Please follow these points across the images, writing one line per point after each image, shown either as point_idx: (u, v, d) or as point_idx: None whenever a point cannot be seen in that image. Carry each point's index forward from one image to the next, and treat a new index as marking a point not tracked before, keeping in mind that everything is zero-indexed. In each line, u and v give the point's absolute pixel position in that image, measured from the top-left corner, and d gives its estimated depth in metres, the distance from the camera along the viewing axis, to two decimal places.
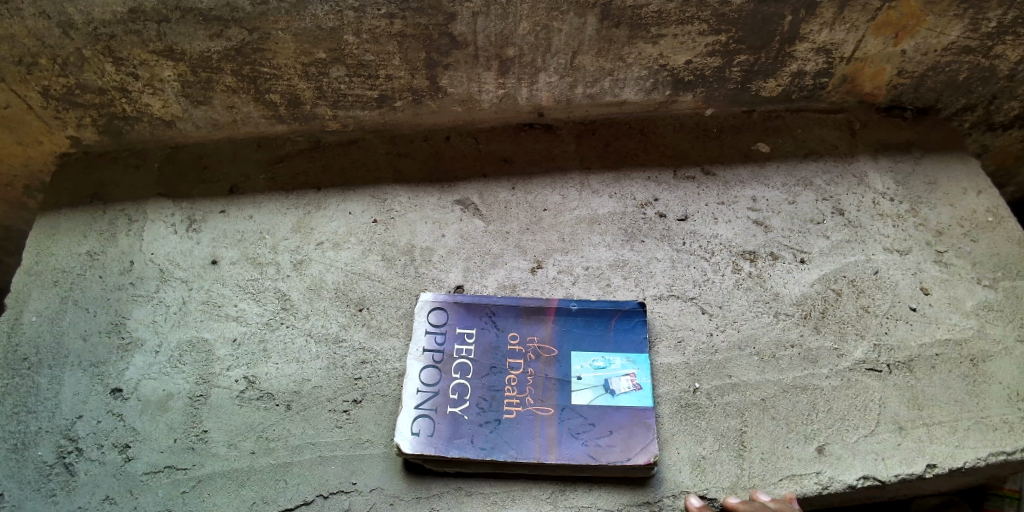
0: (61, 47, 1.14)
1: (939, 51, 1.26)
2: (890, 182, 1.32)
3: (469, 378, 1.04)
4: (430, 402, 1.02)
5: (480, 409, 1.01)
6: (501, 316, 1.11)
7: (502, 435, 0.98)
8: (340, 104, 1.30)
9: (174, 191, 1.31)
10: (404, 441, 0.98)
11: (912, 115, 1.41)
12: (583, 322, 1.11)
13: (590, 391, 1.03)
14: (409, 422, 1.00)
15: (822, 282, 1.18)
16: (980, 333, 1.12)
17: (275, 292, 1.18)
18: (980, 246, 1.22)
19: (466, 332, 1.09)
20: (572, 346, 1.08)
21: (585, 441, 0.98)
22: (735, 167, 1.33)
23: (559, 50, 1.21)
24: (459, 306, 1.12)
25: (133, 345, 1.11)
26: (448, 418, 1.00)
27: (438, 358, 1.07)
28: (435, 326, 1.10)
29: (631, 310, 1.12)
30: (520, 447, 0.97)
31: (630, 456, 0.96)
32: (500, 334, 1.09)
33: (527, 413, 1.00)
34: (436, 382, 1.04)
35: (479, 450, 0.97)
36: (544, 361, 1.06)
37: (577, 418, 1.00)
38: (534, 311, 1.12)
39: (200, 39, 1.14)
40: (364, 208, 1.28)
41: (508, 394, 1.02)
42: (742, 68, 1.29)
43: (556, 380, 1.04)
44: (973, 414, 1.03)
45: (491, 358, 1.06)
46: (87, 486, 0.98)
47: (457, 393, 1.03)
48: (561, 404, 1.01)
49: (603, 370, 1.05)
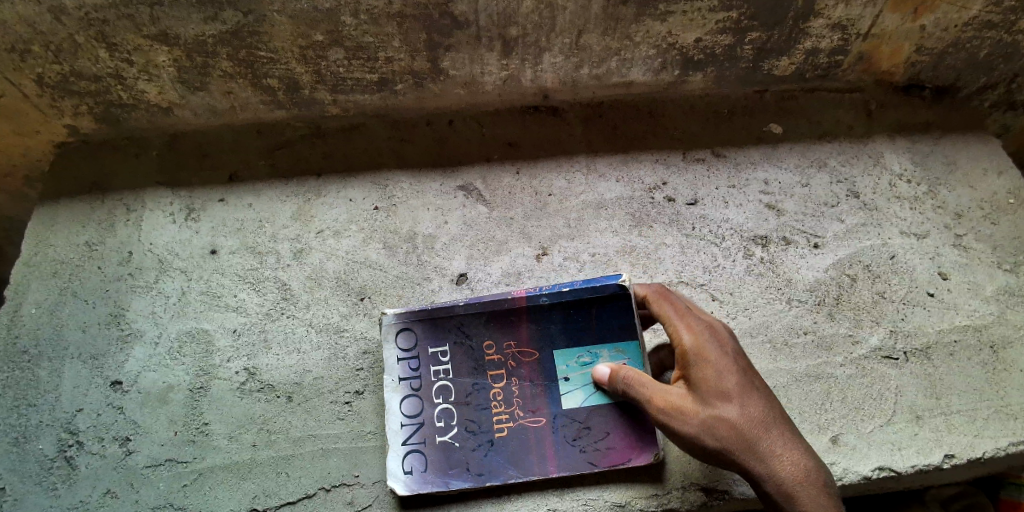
0: (53, 34, 1.11)
1: (959, 26, 1.21)
2: (907, 162, 1.28)
3: (453, 399, 1.00)
4: (417, 435, 0.98)
5: (470, 433, 0.98)
6: (471, 326, 1.03)
7: (496, 455, 0.97)
8: (339, 88, 1.27)
9: (174, 180, 1.28)
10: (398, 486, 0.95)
11: (931, 95, 1.36)
12: (560, 317, 1.02)
13: (580, 392, 1.00)
14: (399, 460, 0.96)
15: (836, 268, 1.15)
16: (1000, 319, 1.08)
17: (275, 281, 1.15)
18: (1000, 229, 1.19)
19: (439, 352, 1.02)
20: (555, 347, 1.01)
21: (582, 448, 0.97)
22: (746, 149, 1.29)
23: (563, 29, 1.17)
24: (425, 323, 1.03)
25: (133, 337, 1.10)
26: (439, 449, 0.97)
27: (415, 386, 1.01)
28: (405, 352, 1.02)
29: (612, 293, 1.02)
30: (519, 465, 0.96)
31: (628, 457, 0.97)
32: (476, 347, 1.02)
33: (519, 428, 0.98)
34: (418, 413, 0.99)
35: (478, 478, 0.95)
36: (529, 369, 1.01)
37: (570, 424, 0.98)
38: (507, 315, 1.03)
39: (195, 23, 1.11)
40: (364, 195, 1.25)
41: (497, 411, 0.99)
42: (754, 47, 1.24)
43: (543, 387, 1.00)
44: (993, 403, 1.01)
45: (472, 374, 1.01)
46: (88, 480, 0.97)
47: (443, 421, 0.99)
48: (552, 411, 0.99)
49: (591, 367, 1.01)
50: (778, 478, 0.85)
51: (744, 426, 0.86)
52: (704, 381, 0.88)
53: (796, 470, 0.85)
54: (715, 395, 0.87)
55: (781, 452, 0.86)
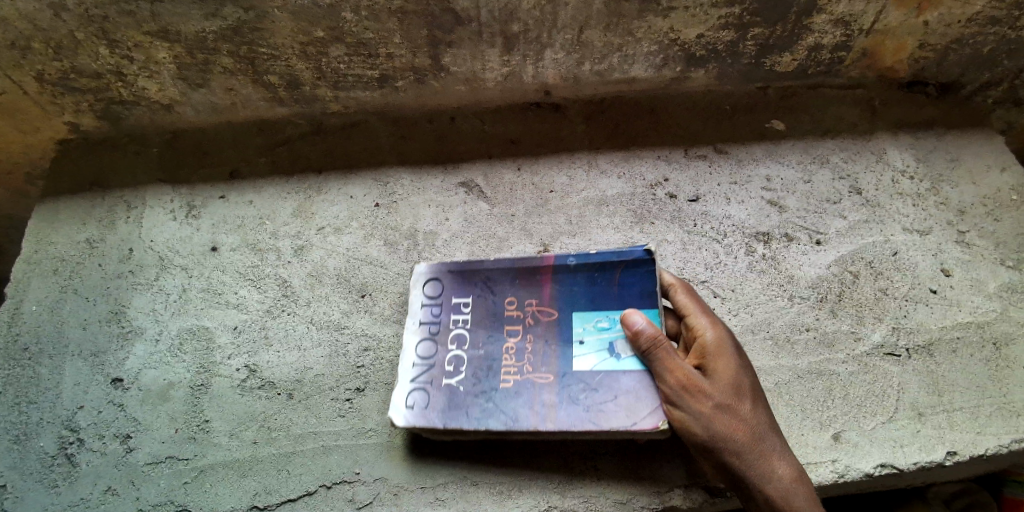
0: (53, 30, 1.11)
1: (964, 22, 1.21)
2: (910, 159, 1.27)
3: (466, 349, 1.01)
4: (425, 375, 0.99)
5: (476, 379, 0.98)
6: (497, 281, 1.06)
7: (497, 401, 0.95)
8: (340, 85, 1.26)
9: (174, 177, 1.28)
10: (394, 415, 0.96)
11: (934, 91, 1.35)
12: (583, 279, 1.03)
13: (593, 355, 0.96)
14: (403, 395, 0.98)
15: (838, 264, 1.14)
16: (1003, 316, 1.08)
17: (276, 279, 1.15)
18: (1004, 225, 1.18)
19: (462, 302, 1.05)
20: (574, 308, 1.01)
21: (586, 407, 0.92)
22: (749, 146, 1.29)
23: (565, 25, 1.17)
24: (454, 275, 1.08)
25: (133, 334, 1.09)
26: (443, 391, 0.97)
27: (433, 330, 1.03)
28: (430, 298, 1.07)
29: (636, 260, 1.01)
30: (518, 413, 0.93)
31: (634, 421, 0.89)
32: (497, 300, 1.05)
33: (526, 381, 0.96)
34: (431, 355, 1.01)
35: (473, 421, 0.93)
36: (545, 327, 1.01)
37: (578, 384, 0.94)
38: (532, 273, 1.06)
39: (195, 19, 1.11)
40: (365, 192, 1.25)
41: (506, 363, 0.99)
42: (756, 43, 1.23)
43: (556, 345, 0.99)
44: (996, 400, 1.00)
45: (489, 325, 1.03)
46: (89, 477, 0.97)
47: (452, 365, 1.00)
48: (562, 369, 0.96)
49: (608, 332, 0.98)
50: (781, 479, 0.83)
51: (754, 424, 0.85)
52: (720, 372, 0.88)
53: (795, 473, 0.84)
54: (730, 386, 0.87)
55: (783, 454, 0.85)
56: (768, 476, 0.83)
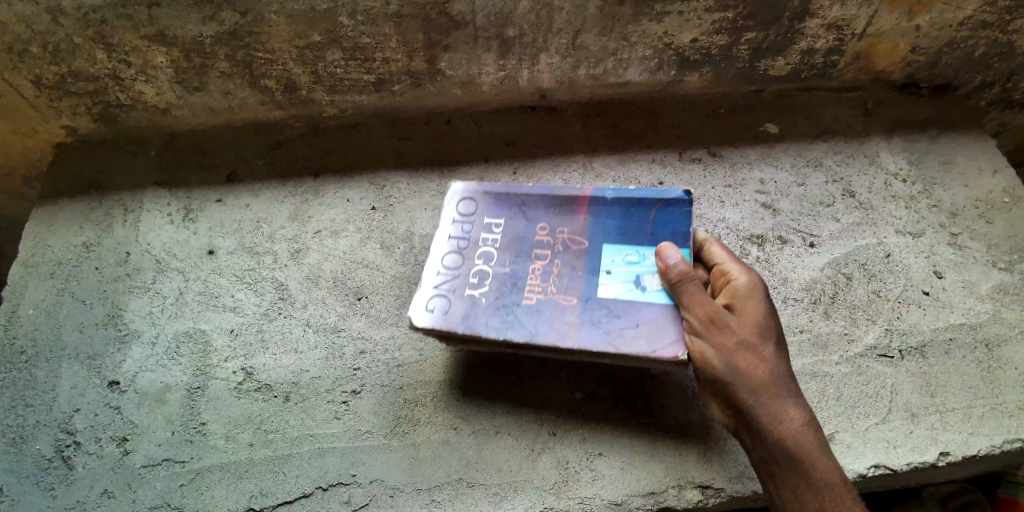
0: (51, 34, 1.12)
1: (955, 26, 1.22)
2: (903, 161, 1.28)
3: (493, 266, 1.00)
4: (450, 283, 0.99)
5: (499, 294, 0.97)
6: (532, 208, 1.06)
7: (519, 314, 0.94)
8: (337, 89, 1.27)
9: (171, 180, 1.29)
10: (414, 315, 0.95)
11: (928, 93, 1.36)
12: (618, 214, 1.02)
13: (619, 284, 0.95)
14: (426, 299, 0.97)
15: (832, 267, 1.15)
16: (995, 317, 1.09)
17: (273, 282, 1.15)
18: (996, 227, 1.19)
19: (495, 223, 1.05)
20: (605, 239, 1.00)
21: (606, 330, 0.90)
22: (743, 148, 1.30)
23: (561, 28, 1.18)
24: (490, 198, 1.08)
25: (130, 337, 1.10)
26: (465, 300, 0.96)
27: (463, 245, 1.03)
28: (464, 217, 1.07)
29: (674, 200, 1.00)
30: (537, 326, 0.92)
31: (654, 348, 0.87)
32: (529, 225, 1.04)
33: (548, 301, 0.95)
34: (458, 266, 1.01)
35: (492, 330, 0.92)
36: (574, 253, 0.99)
37: (601, 309, 0.93)
38: (567, 204, 1.05)
39: (193, 23, 1.12)
40: (362, 195, 1.25)
41: (531, 282, 0.97)
42: (750, 46, 1.25)
43: (583, 272, 0.97)
44: (988, 401, 1.01)
45: (517, 247, 1.02)
46: (86, 480, 0.98)
47: (478, 278, 0.99)
48: (586, 293, 0.95)
49: (637, 266, 0.96)
50: (791, 424, 0.82)
51: (773, 367, 0.84)
52: (744, 315, 0.87)
53: (807, 421, 0.83)
54: (753, 328, 0.86)
55: (797, 402, 0.84)
56: (779, 418, 0.82)
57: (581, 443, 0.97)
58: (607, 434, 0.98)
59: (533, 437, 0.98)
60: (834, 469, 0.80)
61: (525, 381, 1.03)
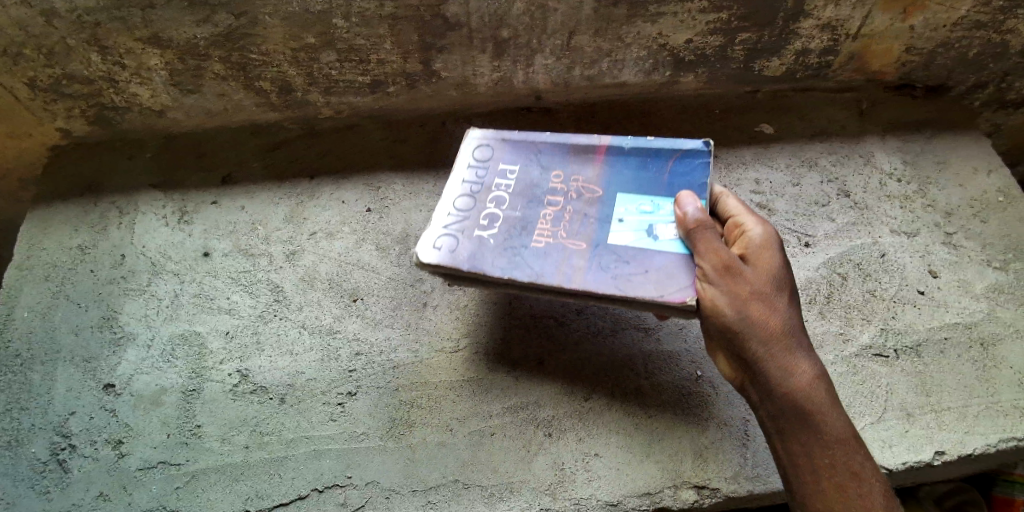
0: (45, 37, 1.12)
1: (949, 26, 1.23)
2: (898, 161, 1.28)
3: (504, 209, 0.96)
4: (459, 224, 0.95)
5: (507, 237, 0.93)
6: (548, 154, 1.02)
7: (526, 256, 0.90)
8: (332, 90, 1.28)
9: (166, 183, 1.28)
10: (421, 253, 0.92)
11: (922, 93, 1.36)
12: (635, 164, 0.97)
13: (631, 232, 0.90)
14: (433, 237, 0.93)
15: (827, 266, 1.15)
16: (990, 316, 1.09)
17: (268, 284, 1.15)
18: (990, 227, 1.19)
19: (509, 169, 1.01)
20: (620, 188, 0.95)
21: (615, 276, 0.86)
22: (738, 149, 1.30)
23: (556, 30, 1.18)
24: (506, 144, 1.04)
25: (125, 340, 1.09)
26: (473, 240, 0.92)
27: (475, 188, 0.99)
28: (479, 162, 1.03)
29: (695, 152, 0.96)
30: (545, 269, 0.88)
31: (662, 293, 0.83)
32: (544, 172, 1.00)
33: (557, 245, 0.91)
34: (468, 208, 0.97)
35: (496, 271, 0.89)
36: (587, 201, 0.95)
37: (610, 256, 0.88)
38: (583, 152, 1.00)
39: (186, 25, 1.13)
40: (357, 196, 1.25)
41: (541, 227, 0.93)
42: (744, 47, 1.25)
43: (595, 219, 0.93)
44: (983, 400, 1.01)
45: (529, 193, 0.98)
46: (81, 483, 0.97)
47: (487, 221, 0.95)
48: (597, 240, 0.90)
49: (651, 215, 0.91)
50: (803, 378, 0.79)
51: (786, 320, 0.81)
52: (760, 267, 0.84)
53: (818, 375, 0.80)
54: (769, 280, 0.83)
55: (809, 357, 0.81)
56: (791, 372, 0.80)
57: (577, 443, 0.97)
58: (602, 434, 0.98)
59: (529, 437, 0.98)
60: (843, 422, 0.79)
61: (521, 382, 1.03)
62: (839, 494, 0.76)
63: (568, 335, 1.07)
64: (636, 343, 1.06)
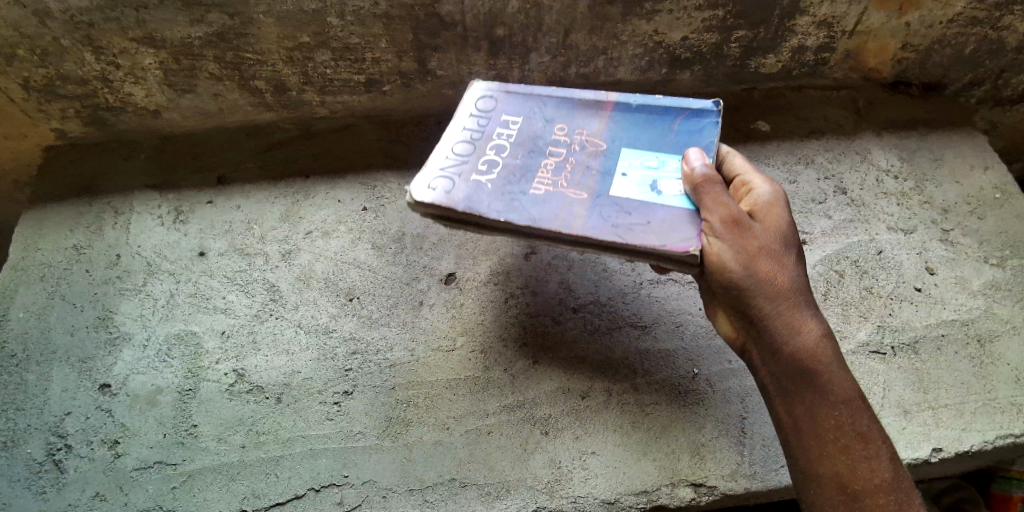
0: (39, 37, 1.13)
1: (945, 23, 1.23)
2: (895, 158, 1.28)
3: (504, 157, 0.92)
4: (457, 167, 0.90)
5: (506, 182, 0.88)
6: (553, 108, 0.99)
7: (523, 201, 0.86)
8: (327, 90, 1.28)
9: (161, 183, 1.28)
10: (415, 192, 0.87)
11: (918, 91, 1.36)
12: (642, 120, 0.95)
13: (634, 185, 0.87)
14: (429, 177, 0.89)
15: (823, 264, 1.15)
16: (987, 313, 1.09)
17: (264, 283, 1.15)
18: (987, 223, 1.19)
19: (511, 119, 0.98)
20: (625, 143, 0.92)
21: (615, 225, 0.81)
22: (735, 146, 1.29)
23: (551, 28, 1.18)
24: (511, 96, 1.01)
25: (121, 340, 1.09)
26: (470, 183, 0.88)
27: (475, 136, 0.96)
28: (481, 111, 1.00)
29: (704, 110, 0.93)
30: (544, 214, 0.84)
31: (664, 242, 0.79)
32: (547, 125, 0.97)
33: (557, 193, 0.87)
34: (467, 153, 0.93)
35: (492, 213, 0.84)
36: (590, 153, 0.92)
37: (612, 207, 0.84)
38: (589, 108, 0.98)
39: (180, 25, 1.13)
40: (353, 196, 1.25)
41: (541, 175, 0.89)
42: (740, 45, 1.25)
43: (597, 171, 0.89)
44: (980, 397, 1.01)
45: (531, 144, 0.94)
46: (77, 484, 0.97)
47: (485, 165, 0.91)
48: (598, 191, 0.86)
49: (656, 170, 0.88)
50: (809, 336, 0.79)
51: (792, 277, 0.80)
52: (765, 224, 0.83)
53: (823, 333, 0.80)
54: (774, 237, 0.82)
55: (814, 315, 0.81)
56: (797, 329, 0.79)
57: (574, 441, 0.97)
58: (599, 432, 0.98)
59: (525, 436, 0.98)
60: (849, 381, 0.79)
61: (517, 381, 1.03)
62: (844, 455, 0.76)
63: (564, 334, 1.07)
64: (633, 342, 1.06)
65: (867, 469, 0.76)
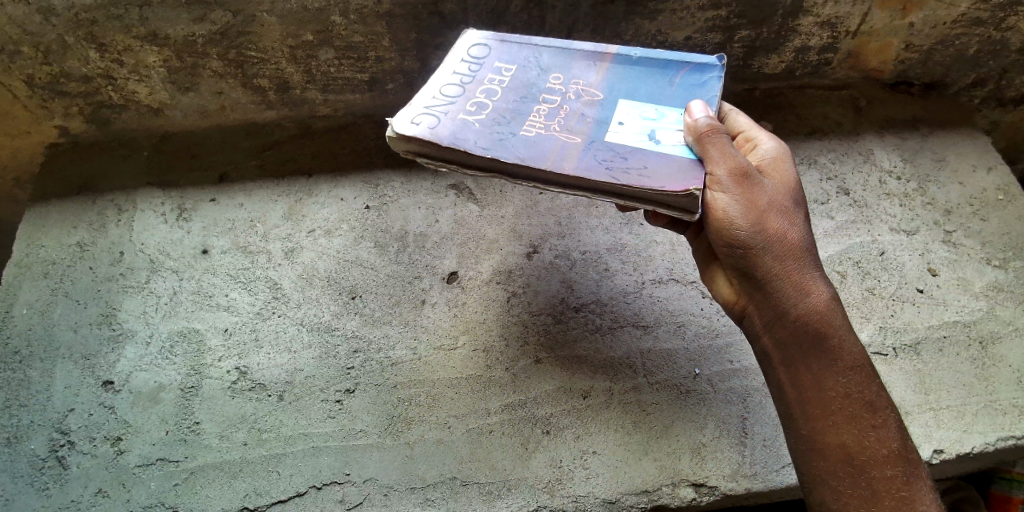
0: (42, 34, 1.13)
1: (948, 23, 1.23)
2: (897, 159, 1.28)
3: (494, 100, 0.90)
4: (445, 106, 0.87)
5: (495, 123, 0.85)
6: (549, 58, 0.97)
7: (512, 141, 0.82)
8: (329, 88, 1.28)
9: (163, 181, 1.28)
10: (398, 125, 0.83)
11: (920, 91, 1.36)
12: (641, 73, 0.93)
13: (630, 133, 0.84)
14: (415, 114, 0.85)
15: (825, 265, 1.15)
16: (989, 315, 1.09)
17: (266, 281, 1.15)
18: (990, 225, 1.19)
19: (505, 67, 0.96)
20: (622, 94, 0.90)
21: (610, 168, 0.78)
22: None
23: (553, 27, 1.19)
24: (506, 46, 1.00)
25: (124, 337, 1.10)
26: (457, 121, 0.85)
27: (466, 80, 0.93)
28: (475, 58, 0.98)
29: (705, 67, 0.92)
30: (534, 154, 0.80)
31: (662, 184, 0.75)
32: (543, 74, 0.95)
33: (549, 135, 0.83)
34: (457, 95, 0.90)
35: (478, 149, 0.81)
36: (585, 102, 0.90)
37: (606, 151, 0.81)
38: (586, 60, 0.96)
39: (183, 23, 1.13)
40: (355, 194, 1.25)
41: (533, 119, 0.87)
42: (742, 44, 1.25)
43: (592, 118, 0.87)
44: (982, 398, 1.01)
45: (524, 91, 0.92)
46: (79, 480, 0.97)
47: (475, 107, 0.88)
48: (593, 136, 0.83)
49: (653, 121, 0.85)
50: (818, 298, 0.79)
51: (801, 236, 0.80)
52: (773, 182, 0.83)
53: (831, 295, 0.80)
54: (783, 196, 0.82)
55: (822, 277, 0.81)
56: (807, 291, 0.79)
57: (575, 441, 0.97)
58: (600, 432, 0.98)
59: (526, 435, 0.98)
60: (857, 349, 0.80)
61: (519, 379, 1.03)
62: (853, 424, 0.77)
63: (566, 333, 1.07)
64: (635, 342, 1.06)
65: (875, 438, 0.77)
